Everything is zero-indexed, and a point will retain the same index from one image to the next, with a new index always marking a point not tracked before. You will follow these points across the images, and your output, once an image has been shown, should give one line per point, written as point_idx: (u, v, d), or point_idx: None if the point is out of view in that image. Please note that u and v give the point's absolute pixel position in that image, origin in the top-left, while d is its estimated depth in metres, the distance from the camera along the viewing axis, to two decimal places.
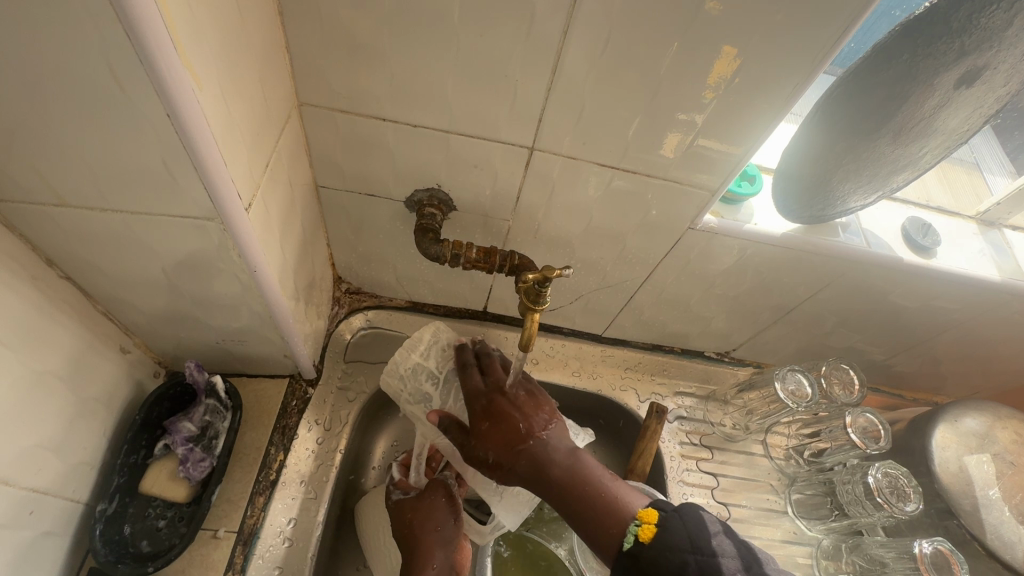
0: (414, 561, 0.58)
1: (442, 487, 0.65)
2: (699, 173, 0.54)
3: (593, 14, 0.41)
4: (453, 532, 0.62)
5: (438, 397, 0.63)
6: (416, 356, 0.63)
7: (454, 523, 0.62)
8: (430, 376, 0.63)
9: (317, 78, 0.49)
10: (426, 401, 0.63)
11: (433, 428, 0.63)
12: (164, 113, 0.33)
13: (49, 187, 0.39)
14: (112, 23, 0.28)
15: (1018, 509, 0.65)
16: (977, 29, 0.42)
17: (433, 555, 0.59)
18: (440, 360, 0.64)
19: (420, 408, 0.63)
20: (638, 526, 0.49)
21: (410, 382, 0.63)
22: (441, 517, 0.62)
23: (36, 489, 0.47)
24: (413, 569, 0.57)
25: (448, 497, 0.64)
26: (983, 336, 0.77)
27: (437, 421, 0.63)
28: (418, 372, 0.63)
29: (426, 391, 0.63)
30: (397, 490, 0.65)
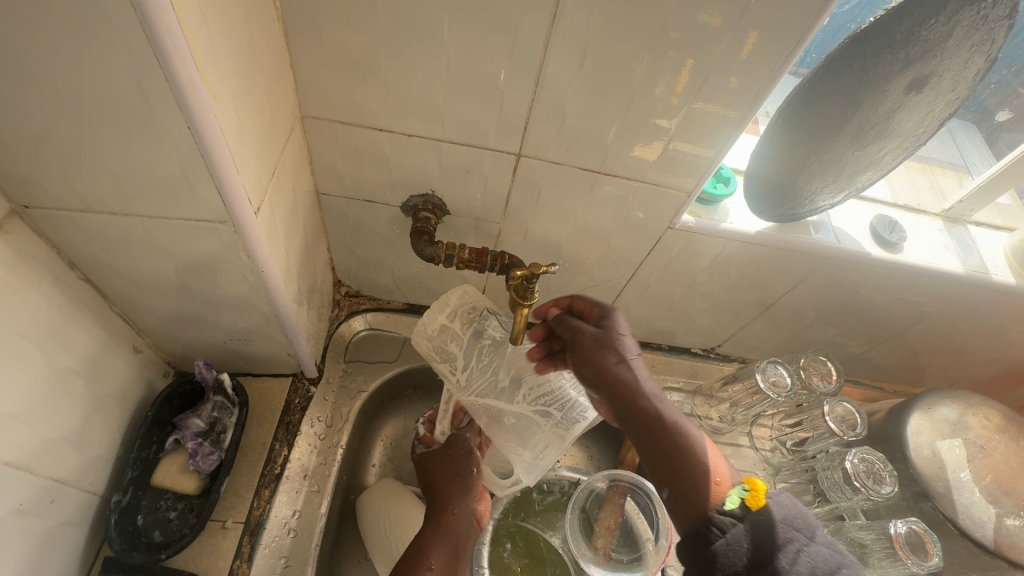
0: (436, 508, 0.64)
1: (462, 440, 0.70)
2: (675, 175, 0.58)
3: (570, 31, 0.45)
4: (473, 481, 0.67)
5: (464, 358, 0.62)
6: (443, 318, 0.62)
7: (474, 473, 0.68)
8: (456, 339, 0.62)
9: (319, 93, 0.53)
10: (451, 362, 0.62)
11: (459, 386, 0.63)
12: (186, 125, 0.37)
13: (75, 194, 0.42)
14: (143, 48, 0.32)
15: (988, 490, 0.69)
16: (920, 40, 0.47)
17: (453, 502, 0.65)
18: (467, 322, 0.62)
19: (446, 368, 0.63)
20: (747, 492, 0.48)
21: (439, 343, 0.62)
22: (461, 467, 0.68)
23: (56, 479, 0.50)
24: (436, 515, 0.64)
25: (468, 448, 0.70)
26: (955, 328, 0.81)
27: (461, 381, 0.62)
28: (445, 333, 0.62)
29: (454, 352, 0.62)
30: (422, 445, 0.73)
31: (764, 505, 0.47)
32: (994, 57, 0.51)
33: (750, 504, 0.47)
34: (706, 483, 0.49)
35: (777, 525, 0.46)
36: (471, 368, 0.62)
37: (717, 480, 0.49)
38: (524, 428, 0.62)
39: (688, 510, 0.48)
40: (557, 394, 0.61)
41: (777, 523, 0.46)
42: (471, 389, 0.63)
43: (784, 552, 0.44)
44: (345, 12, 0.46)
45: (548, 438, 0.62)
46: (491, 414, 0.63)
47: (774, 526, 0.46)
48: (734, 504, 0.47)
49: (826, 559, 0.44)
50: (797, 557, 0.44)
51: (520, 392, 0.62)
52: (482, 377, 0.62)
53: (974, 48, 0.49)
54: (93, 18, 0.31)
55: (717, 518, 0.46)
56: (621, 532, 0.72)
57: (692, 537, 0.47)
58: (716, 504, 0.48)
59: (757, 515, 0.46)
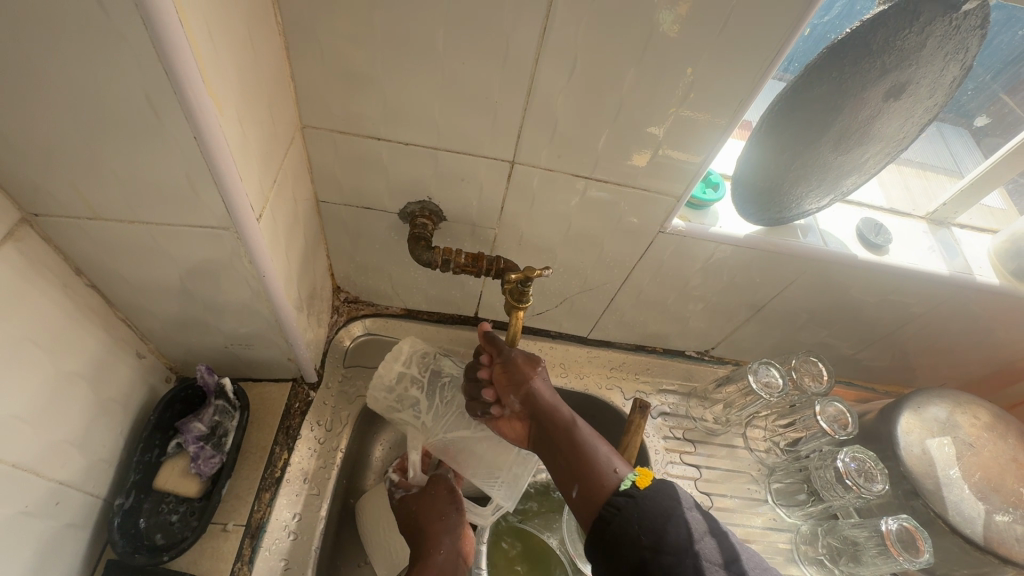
0: (421, 550, 0.63)
1: (444, 481, 0.70)
2: (664, 181, 0.60)
3: (560, 43, 0.47)
4: (457, 522, 0.67)
5: (427, 398, 0.69)
6: (399, 366, 0.69)
7: (457, 513, 0.67)
8: (415, 383, 0.69)
9: (319, 103, 0.55)
10: (415, 407, 0.69)
11: (426, 428, 0.69)
12: (192, 135, 0.39)
13: (83, 201, 0.44)
14: (153, 62, 0.34)
15: (977, 487, 0.70)
16: (895, 50, 0.49)
17: (439, 543, 0.64)
18: (422, 366, 0.70)
19: (410, 414, 0.69)
20: (636, 475, 0.54)
21: (399, 390, 0.69)
22: (444, 507, 0.67)
23: (61, 481, 0.51)
24: (423, 557, 0.62)
25: (449, 489, 0.69)
26: (944, 328, 0.82)
27: (430, 421, 0.68)
28: (404, 379, 0.69)
29: (414, 395, 0.69)
30: (399, 489, 0.70)
31: (652, 483, 0.53)
32: (969, 64, 0.53)
33: (640, 483, 0.53)
34: (608, 472, 0.54)
35: (662, 497, 0.52)
36: (435, 407, 0.69)
37: (617, 469, 0.55)
38: (497, 455, 0.67)
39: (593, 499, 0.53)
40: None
41: (661, 495, 0.52)
42: (439, 429, 0.68)
43: (669, 521, 0.50)
44: (344, 25, 0.48)
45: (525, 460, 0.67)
46: (465, 448, 0.68)
47: (659, 497, 0.52)
48: (627, 484, 0.53)
49: (702, 525, 0.51)
50: (678, 522, 0.50)
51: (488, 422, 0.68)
52: (448, 415, 0.68)
53: (948, 56, 0.51)
54: (107, 34, 0.33)
55: (615, 496, 0.52)
56: None
57: (598, 524, 0.52)
58: (614, 485, 0.53)
59: (645, 492, 0.52)
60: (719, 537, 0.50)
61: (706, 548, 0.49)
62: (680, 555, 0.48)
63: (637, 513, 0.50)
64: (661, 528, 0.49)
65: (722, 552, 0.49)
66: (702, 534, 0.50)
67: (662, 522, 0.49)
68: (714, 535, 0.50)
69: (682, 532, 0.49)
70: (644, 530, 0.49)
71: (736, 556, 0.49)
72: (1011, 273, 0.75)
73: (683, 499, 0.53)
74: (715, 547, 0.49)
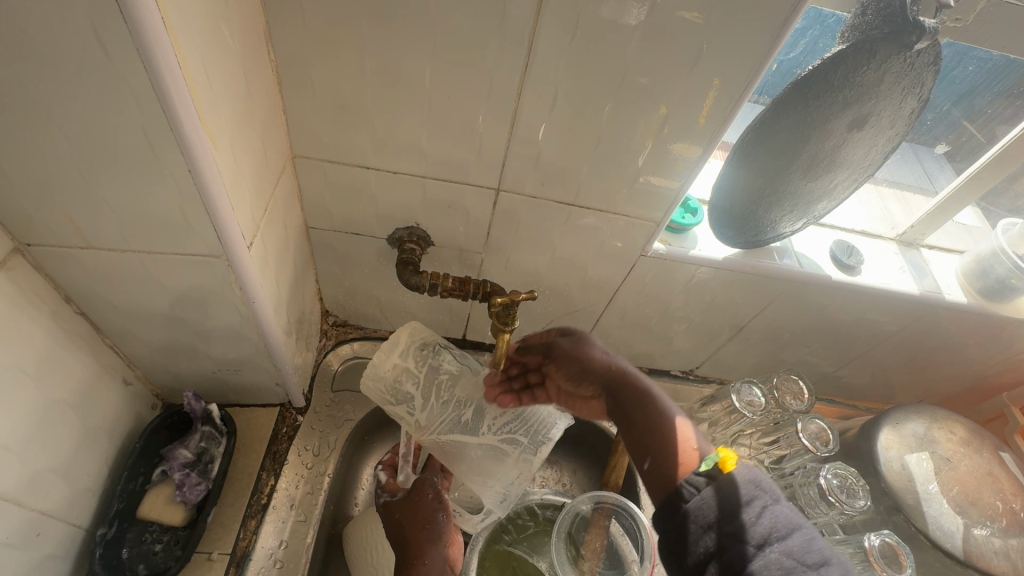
0: (408, 561, 0.61)
1: (430, 484, 0.68)
2: (645, 206, 0.62)
3: (541, 80, 0.50)
4: (443, 528, 0.65)
5: (422, 396, 0.64)
6: (396, 358, 0.64)
7: (444, 518, 0.66)
8: (412, 378, 0.64)
9: (310, 135, 0.56)
10: (409, 403, 0.64)
11: (419, 427, 0.65)
12: (187, 169, 0.40)
13: (75, 231, 0.45)
14: (153, 102, 0.36)
15: (955, 501, 0.71)
16: (855, 85, 0.52)
17: (425, 553, 0.62)
18: (420, 360, 0.65)
19: (404, 410, 0.64)
20: (717, 460, 0.52)
21: (393, 384, 0.64)
22: (430, 513, 0.65)
23: (43, 512, 0.50)
24: (409, 566, 0.60)
25: (435, 493, 0.67)
26: (919, 345, 0.85)
27: (423, 420, 0.64)
28: (400, 373, 0.64)
29: (409, 391, 0.64)
30: (385, 493, 0.69)
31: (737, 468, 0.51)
32: (926, 97, 0.57)
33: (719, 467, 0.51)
34: (686, 446, 0.58)
35: (743, 485, 0.49)
36: (430, 406, 0.64)
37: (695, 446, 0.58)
38: (490, 463, 0.64)
39: (667, 461, 0.57)
40: (519, 419, 0.65)
41: (742, 484, 0.50)
42: (432, 428, 0.64)
43: (739, 514, 0.48)
44: (334, 62, 0.50)
45: (516, 467, 0.64)
46: (457, 449, 0.65)
47: (684, 510, 0.50)
48: (707, 466, 0.52)
49: (786, 520, 0.47)
50: (758, 514, 0.47)
51: (484, 424, 0.64)
52: (443, 416, 0.64)
53: (905, 90, 0.55)
54: (108, 77, 0.34)
55: (688, 475, 0.53)
56: (606, 554, 0.74)
57: (668, 499, 0.53)
58: (693, 465, 0.54)
59: (679, 504, 0.51)
60: (809, 536, 0.46)
61: (792, 546, 0.45)
62: (756, 548, 0.45)
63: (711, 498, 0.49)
64: (737, 520, 0.47)
65: (812, 552, 0.45)
66: (785, 529, 0.47)
67: (738, 510, 0.48)
68: (803, 534, 0.46)
69: (761, 526, 0.47)
70: (714, 519, 0.48)
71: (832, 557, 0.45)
72: (978, 292, 0.78)
73: (708, 513, 0.49)
74: (803, 545, 0.45)
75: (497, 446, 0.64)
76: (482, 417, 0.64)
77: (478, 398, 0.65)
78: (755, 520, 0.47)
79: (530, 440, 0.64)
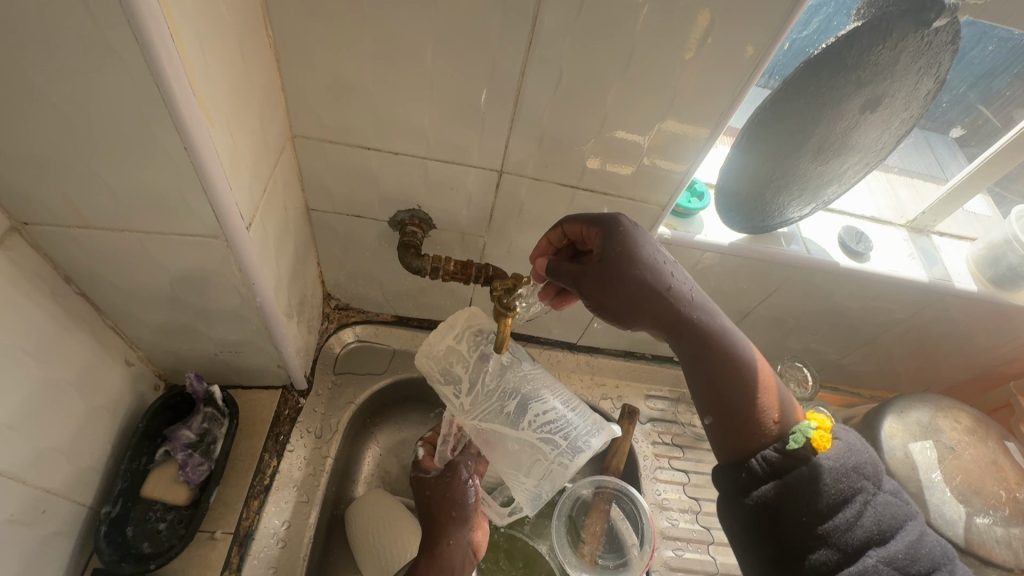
0: (432, 538, 0.58)
1: (464, 466, 0.64)
2: (649, 189, 0.61)
3: (546, 57, 0.49)
4: (470, 511, 0.61)
5: (470, 381, 0.64)
6: (450, 339, 0.65)
7: (473, 501, 0.62)
8: (462, 361, 0.64)
9: (310, 114, 0.55)
10: (456, 385, 0.65)
11: (462, 410, 0.65)
12: (183, 147, 0.39)
13: (72, 210, 0.44)
14: (145, 76, 0.35)
15: (958, 489, 0.71)
16: (870, 64, 0.51)
17: (449, 533, 0.58)
18: (473, 345, 0.65)
19: (451, 390, 0.65)
20: (812, 433, 0.47)
21: (444, 365, 0.65)
22: (460, 495, 0.62)
23: (47, 490, 0.51)
24: (431, 546, 0.57)
25: (469, 476, 0.64)
26: (926, 333, 0.84)
27: (468, 404, 0.64)
28: (451, 356, 0.64)
29: (459, 374, 0.64)
30: (419, 469, 0.67)
31: (829, 451, 0.46)
32: (943, 78, 0.55)
33: (816, 448, 0.46)
34: (766, 422, 0.49)
35: (842, 476, 0.45)
36: (475, 391, 0.64)
37: (784, 416, 0.50)
38: (525, 455, 0.64)
39: (740, 444, 0.49)
40: (559, 421, 0.64)
41: (839, 473, 0.45)
42: (473, 414, 0.64)
43: (843, 513, 0.44)
44: (333, 39, 0.48)
45: (550, 466, 0.64)
46: (494, 439, 0.65)
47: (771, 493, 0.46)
48: (797, 443, 0.46)
49: (891, 515, 0.44)
50: (858, 513, 0.44)
51: (524, 419, 0.63)
52: (487, 403, 0.64)
53: (922, 71, 0.53)
54: (99, 49, 0.33)
55: (771, 454, 0.47)
56: (607, 538, 0.74)
57: (736, 475, 0.49)
58: (772, 438, 0.49)
59: (766, 484, 0.47)
60: (915, 537, 0.43)
61: (896, 552, 0.42)
62: (851, 549, 0.43)
63: (793, 492, 0.45)
64: (834, 514, 0.44)
65: (919, 562, 0.42)
66: (891, 531, 0.43)
67: (833, 512, 0.44)
68: (908, 534, 0.43)
69: (859, 528, 0.43)
70: (805, 508, 0.44)
71: (936, 564, 0.43)
72: (989, 280, 0.76)
73: (805, 503, 0.44)
74: (908, 551, 0.42)
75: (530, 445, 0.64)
76: (523, 413, 0.64)
77: (524, 391, 0.64)
78: (856, 519, 0.43)
79: (568, 442, 0.64)
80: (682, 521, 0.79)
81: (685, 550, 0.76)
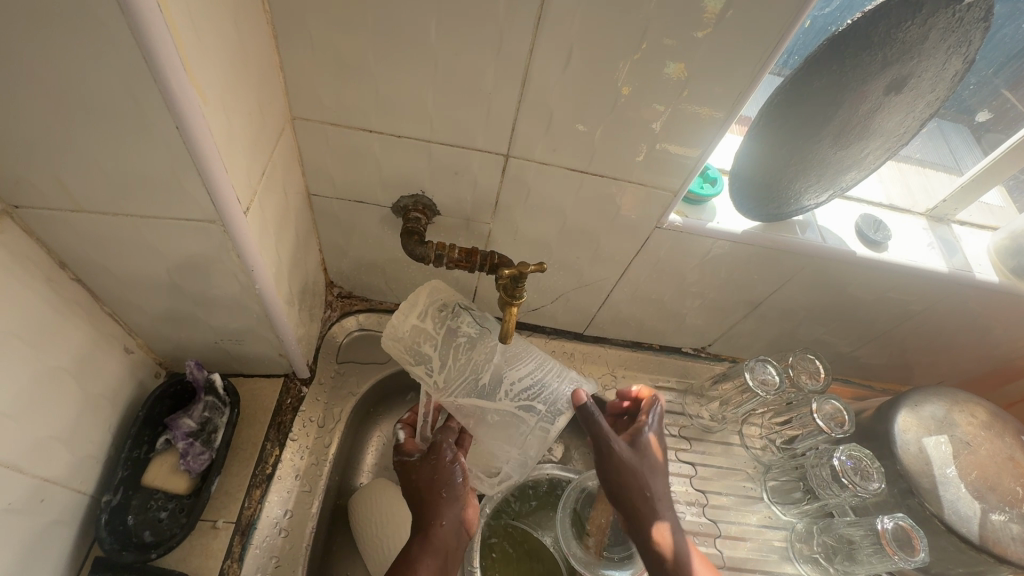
0: (422, 522, 0.60)
1: (447, 446, 0.63)
2: (661, 175, 0.59)
3: (555, 35, 0.46)
4: (460, 490, 0.62)
5: (441, 358, 0.61)
6: (414, 319, 0.61)
7: (461, 481, 0.62)
8: (430, 339, 0.61)
9: (310, 95, 0.53)
10: (427, 364, 0.61)
11: (437, 388, 0.62)
12: (175, 126, 0.37)
13: (64, 193, 0.43)
14: (132, 50, 0.33)
15: (973, 486, 0.69)
16: (897, 42, 0.48)
17: (441, 513, 0.61)
18: (438, 322, 0.62)
19: (422, 370, 0.62)
20: None
21: (411, 345, 0.61)
22: (447, 477, 0.62)
23: (46, 478, 0.50)
24: (423, 530, 0.59)
25: (454, 455, 0.63)
26: (943, 326, 0.82)
27: (443, 381, 0.61)
28: (418, 334, 0.61)
29: (428, 353, 0.61)
30: (400, 453, 0.66)
31: None
32: (972, 58, 0.52)
33: None
34: None
35: None
36: (449, 368, 0.61)
37: None
38: (505, 426, 0.62)
39: None
40: (535, 387, 0.63)
41: None
42: (451, 390, 0.61)
43: None
44: (333, 15, 0.46)
45: (532, 433, 0.63)
46: (476, 414, 0.62)
47: None
48: None
49: None
50: None
51: (501, 390, 0.62)
52: (461, 377, 0.61)
53: (950, 50, 0.50)
54: (84, 22, 0.32)
55: None
56: (613, 532, 0.71)
57: None
58: None
59: None
60: None
61: None
62: None
63: None
64: None
65: None
66: None
67: None
68: None
69: None
70: None
71: None
72: (1010, 271, 0.74)
73: None
74: None
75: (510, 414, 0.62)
76: (500, 382, 0.62)
77: (496, 363, 0.62)
78: None
79: (546, 407, 0.63)
80: (689, 514, 0.78)
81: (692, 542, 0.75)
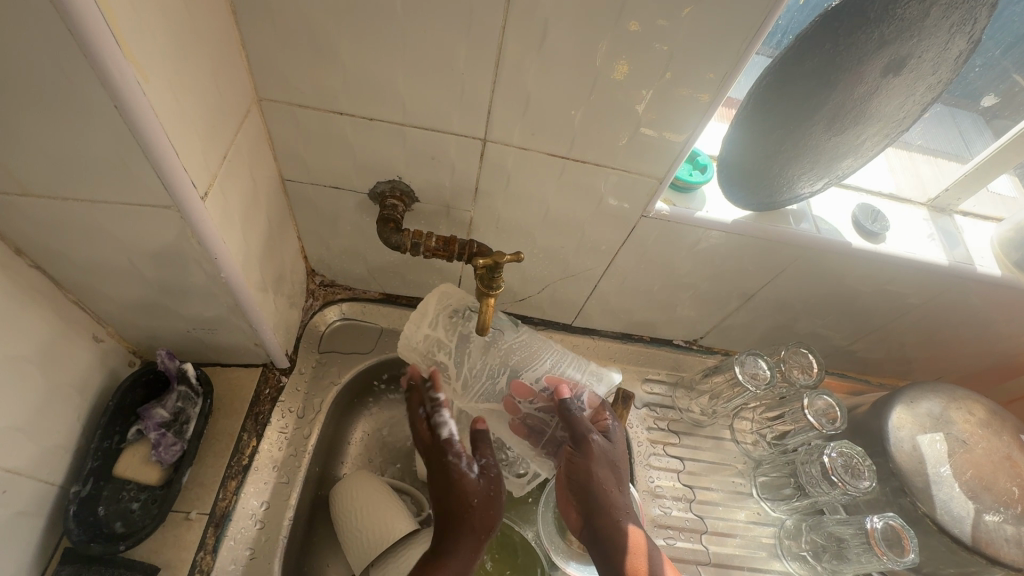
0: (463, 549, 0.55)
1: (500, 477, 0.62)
2: (645, 161, 0.57)
3: (527, 10, 0.44)
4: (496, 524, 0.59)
5: (455, 364, 0.64)
6: (426, 328, 0.64)
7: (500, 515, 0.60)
8: (442, 347, 0.64)
9: (276, 75, 0.51)
10: (444, 372, 0.64)
11: (456, 394, 0.65)
12: (114, 105, 0.35)
13: (12, 176, 0.41)
14: (57, 22, 0.31)
15: (968, 485, 0.67)
16: (896, 18, 0.45)
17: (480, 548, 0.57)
18: (450, 329, 0.64)
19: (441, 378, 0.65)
20: None
21: (426, 355, 0.64)
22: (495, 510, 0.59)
23: (8, 469, 0.49)
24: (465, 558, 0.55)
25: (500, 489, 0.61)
26: (943, 320, 0.79)
27: (460, 389, 0.64)
28: (431, 344, 0.64)
29: (443, 361, 0.64)
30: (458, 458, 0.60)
31: None
32: (977, 37, 0.49)
33: None
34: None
35: None
36: (465, 374, 0.64)
37: None
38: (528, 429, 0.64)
39: None
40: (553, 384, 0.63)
41: None
42: (469, 395, 0.64)
43: None
44: None
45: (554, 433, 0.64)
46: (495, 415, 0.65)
47: None
48: None
49: None
50: None
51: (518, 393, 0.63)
52: (479, 383, 0.64)
53: (954, 27, 0.47)
54: None
55: None
56: None
57: None
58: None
59: None
60: None
61: None
62: None
63: None
64: None
65: None
66: None
67: None
68: None
69: None
70: None
71: None
72: (1014, 263, 0.71)
73: None
74: None
75: (535, 422, 0.65)
76: (518, 386, 0.63)
77: (512, 364, 0.64)
78: None
79: None
80: (676, 510, 0.76)
81: (676, 538, 0.74)
